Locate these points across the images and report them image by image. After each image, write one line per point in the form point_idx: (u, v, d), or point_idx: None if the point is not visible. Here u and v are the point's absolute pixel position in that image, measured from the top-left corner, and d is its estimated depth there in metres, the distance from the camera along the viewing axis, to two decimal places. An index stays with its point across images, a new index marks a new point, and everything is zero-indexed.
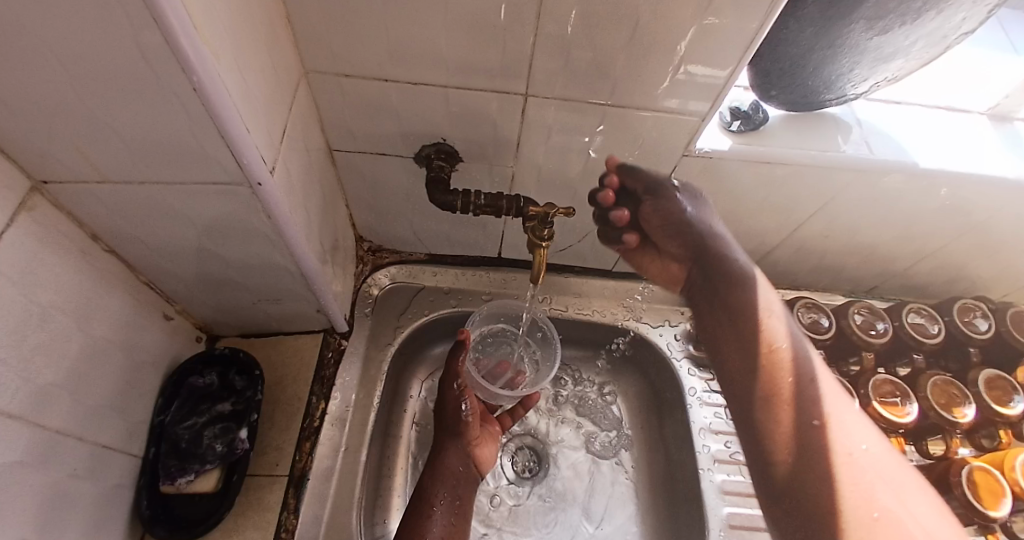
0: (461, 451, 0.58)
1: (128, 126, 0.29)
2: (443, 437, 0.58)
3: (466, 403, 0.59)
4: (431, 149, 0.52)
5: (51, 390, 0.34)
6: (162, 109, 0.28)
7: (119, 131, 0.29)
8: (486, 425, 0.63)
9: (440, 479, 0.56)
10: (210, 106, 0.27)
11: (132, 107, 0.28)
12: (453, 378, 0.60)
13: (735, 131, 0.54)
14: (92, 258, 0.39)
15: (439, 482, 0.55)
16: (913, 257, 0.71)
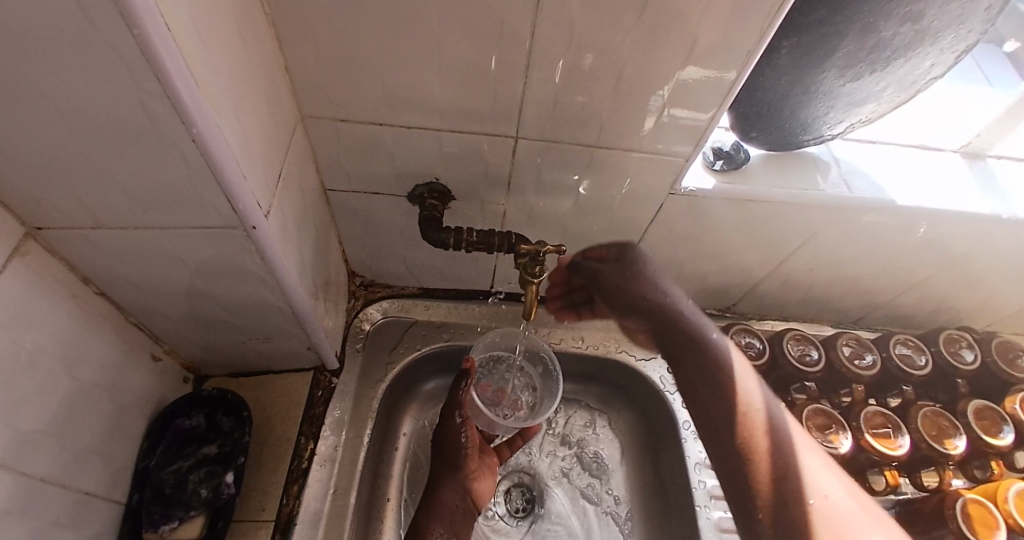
0: (457, 485, 0.58)
1: (127, 176, 0.30)
2: (440, 470, 0.58)
3: (465, 436, 0.59)
4: (423, 189, 0.53)
5: (34, 432, 0.34)
6: (162, 161, 0.29)
7: (118, 181, 0.30)
8: (485, 458, 0.63)
9: (437, 512, 0.55)
10: (209, 156, 0.28)
11: (132, 160, 0.28)
12: (455, 408, 0.60)
13: (719, 170, 0.56)
14: (82, 301, 0.39)
15: (435, 516, 0.55)
16: (897, 289, 0.73)
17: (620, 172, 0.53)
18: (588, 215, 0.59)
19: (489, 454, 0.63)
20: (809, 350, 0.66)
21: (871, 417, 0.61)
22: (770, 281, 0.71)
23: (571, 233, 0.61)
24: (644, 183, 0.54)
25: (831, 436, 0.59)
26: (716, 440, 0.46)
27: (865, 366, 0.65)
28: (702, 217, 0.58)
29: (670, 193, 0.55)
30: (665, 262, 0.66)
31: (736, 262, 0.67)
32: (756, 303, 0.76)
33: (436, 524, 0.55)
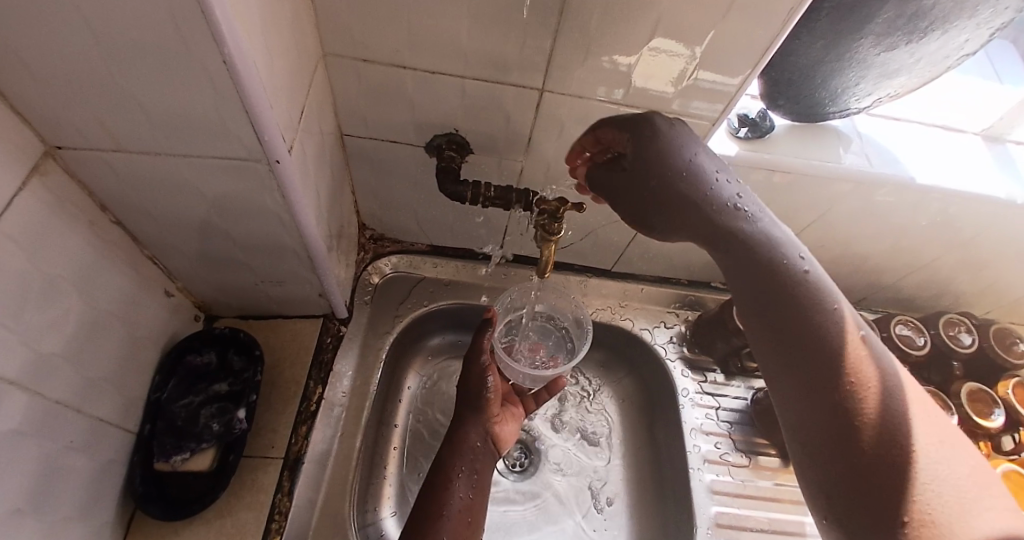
0: (482, 429, 0.55)
1: (149, 94, 0.28)
2: (464, 414, 0.56)
3: (489, 378, 0.58)
4: (442, 139, 0.52)
5: (52, 359, 0.34)
6: (187, 81, 0.27)
7: (136, 99, 0.28)
8: (506, 402, 0.61)
9: (461, 455, 0.52)
10: (238, 81, 0.27)
11: (155, 77, 0.27)
12: (478, 353, 0.59)
13: (742, 137, 0.55)
14: (99, 228, 0.38)
15: (460, 457, 0.52)
16: (902, 271, 0.73)
17: None
18: None
19: (512, 397, 0.63)
20: None
21: None
22: None
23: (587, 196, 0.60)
24: None
25: None
26: (818, 395, 0.33)
27: None
28: None
29: None
30: None
31: None
32: None
33: (461, 464, 0.52)
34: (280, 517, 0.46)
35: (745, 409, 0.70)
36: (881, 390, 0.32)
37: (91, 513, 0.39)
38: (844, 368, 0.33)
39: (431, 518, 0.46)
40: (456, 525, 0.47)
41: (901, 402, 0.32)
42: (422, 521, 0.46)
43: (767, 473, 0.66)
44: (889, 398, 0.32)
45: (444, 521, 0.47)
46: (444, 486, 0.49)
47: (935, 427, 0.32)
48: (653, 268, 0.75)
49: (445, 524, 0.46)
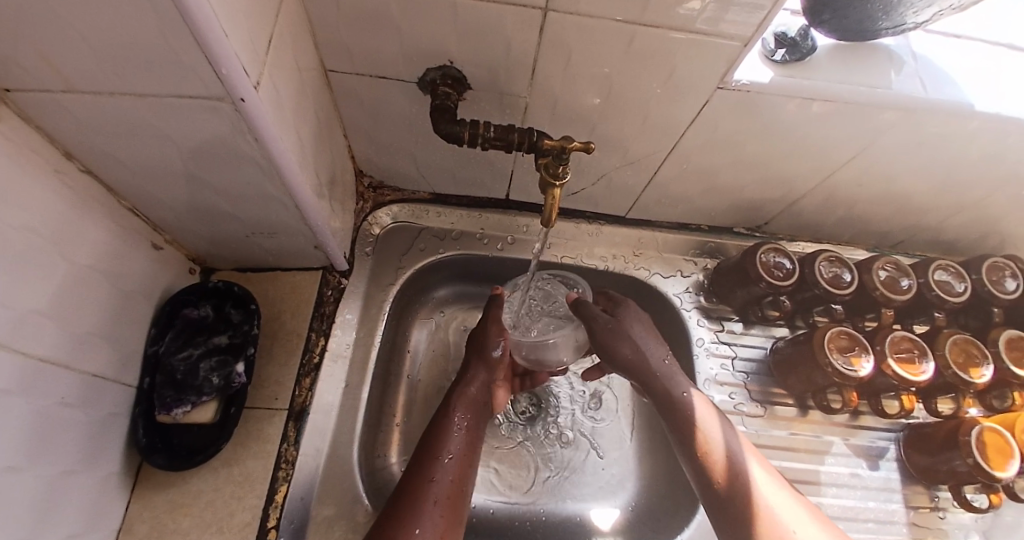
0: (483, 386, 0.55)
1: (70, 31, 0.24)
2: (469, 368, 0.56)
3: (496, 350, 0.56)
4: (435, 73, 0.47)
5: (27, 323, 0.32)
6: (108, 12, 0.23)
7: (55, 35, 0.24)
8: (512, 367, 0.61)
9: (462, 407, 0.52)
10: (184, 11, 0.23)
11: (69, 9, 0.23)
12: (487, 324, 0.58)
13: (778, 61, 0.48)
14: (67, 178, 0.35)
15: (461, 411, 0.52)
16: (945, 213, 0.67)
17: (665, 65, 0.45)
18: (619, 111, 0.51)
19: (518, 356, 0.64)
20: (842, 273, 0.62)
21: (897, 342, 0.58)
22: (809, 199, 0.65)
23: (598, 135, 0.55)
24: (689, 76, 0.46)
25: (852, 359, 0.57)
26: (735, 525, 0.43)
27: (899, 291, 0.61)
28: (751, 118, 0.51)
29: (718, 88, 0.47)
30: (697, 171, 0.61)
31: (780, 174, 0.61)
32: (789, 221, 0.71)
33: (461, 414, 0.52)
34: (288, 466, 0.48)
35: (762, 359, 0.68)
36: (735, 473, 0.45)
37: (99, 462, 0.40)
38: (714, 473, 0.46)
39: (432, 458, 0.47)
40: (457, 464, 0.47)
41: (748, 471, 0.45)
42: (422, 460, 0.47)
43: (782, 423, 0.64)
44: (736, 473, 0.45)
45: (446, 460, 0.47)
46: (443, 431, 0.50)
47: (789, 503, 0.44)
48: (670, 213, 0.70)
49: (445, 462, 0.47)
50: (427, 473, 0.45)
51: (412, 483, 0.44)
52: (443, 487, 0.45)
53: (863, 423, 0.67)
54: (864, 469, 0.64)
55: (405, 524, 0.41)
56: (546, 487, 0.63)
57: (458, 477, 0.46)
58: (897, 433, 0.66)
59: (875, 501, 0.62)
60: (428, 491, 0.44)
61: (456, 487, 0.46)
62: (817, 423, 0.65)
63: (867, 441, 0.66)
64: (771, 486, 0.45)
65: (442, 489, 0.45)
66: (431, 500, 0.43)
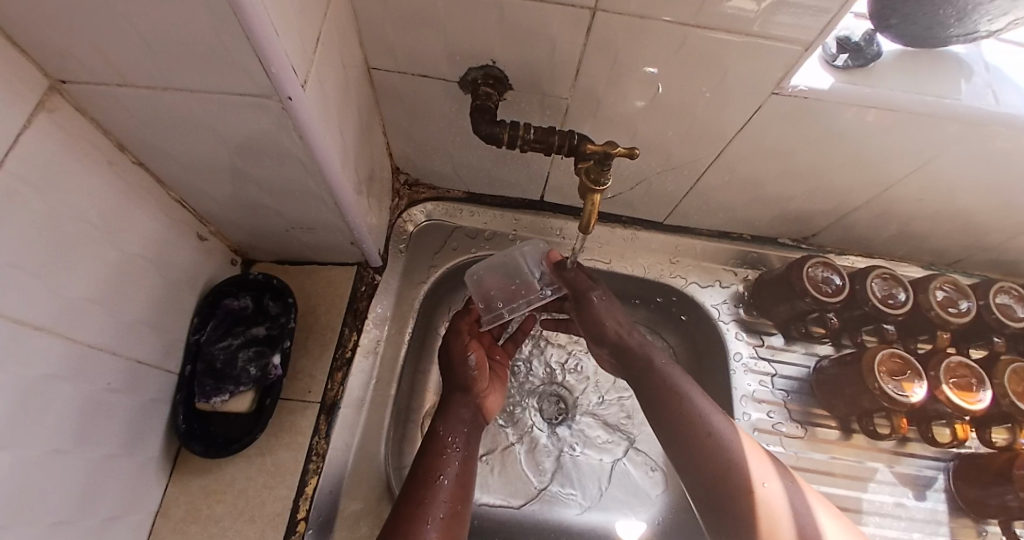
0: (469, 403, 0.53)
1: (130, 30, 0.25)
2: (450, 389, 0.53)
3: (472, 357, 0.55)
4: (477, 73, 0.46)
5: (79, 308, 0.34)
6: (167, 10, 0.23)
7: (115, 33, 0.25)
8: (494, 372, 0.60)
9: (450, 427, 0.51)
10: (240, 13, 0.23)
11: (128, 7, 0.23)
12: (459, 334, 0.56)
13: (840, 67, 0.45)
14: (119, 169, 0.36)
15: (451, 430, 0.50)
16: (1012, 232, 0.62)
17: (717, 69, 0.43)
18: (664, 116, 0.50)
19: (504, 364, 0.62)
20: (897, 292, 0.58)
21: (952, 368, 0.54)
22: (862, 212, 0.62)
23: (640, 139, 0.53)
24: (742, 80, 0.43)
25: (903, 384, 0.53)
26: None
27: (956, 313, 0.57)
28: (806, 127, 0.48)
29: (772, 93, 0.45)
30: (744, 178, 0.58)
31: (831, 185, 0.58)
32: (838, 234, 0.68)
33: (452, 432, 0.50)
34: (317, 458, 0.48)
35: (804, 377, 0.65)
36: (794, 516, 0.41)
37: (140, 446, 0.41)
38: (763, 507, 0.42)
39: (425, 481, 0.44)
40: (452, 486, 0.45)
41: (808, 507, 0.43)
42: (414, 484, 0.44)
43: (824, 446, 0.61)
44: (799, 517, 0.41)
45: (441, 482, 0.45)
46: (436, 451, 0.48)
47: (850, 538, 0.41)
48: (710, 220, 0.68)
49: (440, 484, 0.45)
50: (420, 495, 0.43)
51: (408, 508, 0.42)
52: (441, 509, 0.43)
53: (909, 450, 0.63)
54: (910, 499, 0.60)
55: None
56: (563, 494, 0.62)
57: (454, 498, 0.44)
58: (947, 462, 0.62)
59: (920, 532, 0.58)
60: (422, 515, 0.42)
61: (455, 510, 0.44)
62: (861, 448, 0.62)
63: (914, 469, 0.62)
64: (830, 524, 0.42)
65: (439, 510, 0.43)
66: (425, 522, 0.41)
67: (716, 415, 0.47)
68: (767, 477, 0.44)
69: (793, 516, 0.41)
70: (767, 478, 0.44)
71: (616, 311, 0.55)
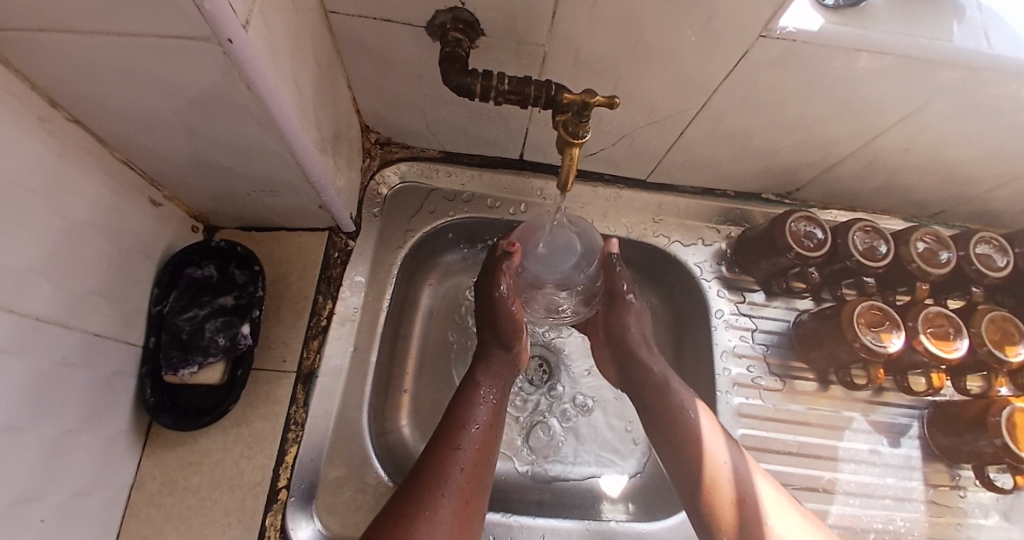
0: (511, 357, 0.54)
1: None
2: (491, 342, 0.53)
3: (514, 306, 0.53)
4: (446, 16, 0.42)
5: (20, 282, 0.31)
6: None
7: None
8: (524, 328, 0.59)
9: (488, 377, 0.52)
10: None
11: None
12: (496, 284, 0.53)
13: (830, 6, 0.42)
14: (52, 127, 0.33)
15: (490, 380, 0.51)
16: (995, 182, 0.62)
17: (703, 10, 0.39)
18: (647, 63, 0.47)
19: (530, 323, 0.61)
20: (877, 245, 0.58)
21: (930, 318, 0.55)
22: (848, 163, 0.61)
23: (622, 89, 0.51)
24: (730, 22, 0.40)
25: (881, 335, 0.54)
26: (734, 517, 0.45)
27: (938, 265, 0.57)
28: (795, 74, 0.46)
29: (760, 37, 0.42)
30: (730, 131, 0.56)
31: (818, 136, 0.56)
32: (824, 187, 0.67)
33: (489, 385, 0.51)
34: (297, 427, 0.48)
35: (784, 331, 0.65)
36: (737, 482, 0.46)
37: (106, 420, 0.40)
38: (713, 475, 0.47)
39: (457, 430, 0.45)
40: (481, 433, 0.46)
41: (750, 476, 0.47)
42: (447, 432, 0.45)
43: (801, 398, 0.63)
44: (742, 485, 0.46)
45: (470, 432, 0.45)
46: (471, 401, 0.49)
47: (784, 502, 0.46)
48: (695, 176, 0.66)
49: (470, 433, 0.45)
50: (453, 442, 0.44)
51: (436, 453, 0.43)
52: (469, 457, 0.43)
53: (885, 399, 0.65)
54: (885, 446, 0.62)
55: (430, 489, 0.40)
56: (541, 450, 0.63)
57: (483, 446, 0.45)
58: (921, 410, 0.64)
59: (893, 477, 0.61)
60: (454, 459, 0.43)
61: (483, 458, 0.45)
62: (838, 398, 0.64)
63: (888, 417, 0.64)
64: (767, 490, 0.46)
65: (468, 458, 0.43)
66: (455, 469, 0.42)
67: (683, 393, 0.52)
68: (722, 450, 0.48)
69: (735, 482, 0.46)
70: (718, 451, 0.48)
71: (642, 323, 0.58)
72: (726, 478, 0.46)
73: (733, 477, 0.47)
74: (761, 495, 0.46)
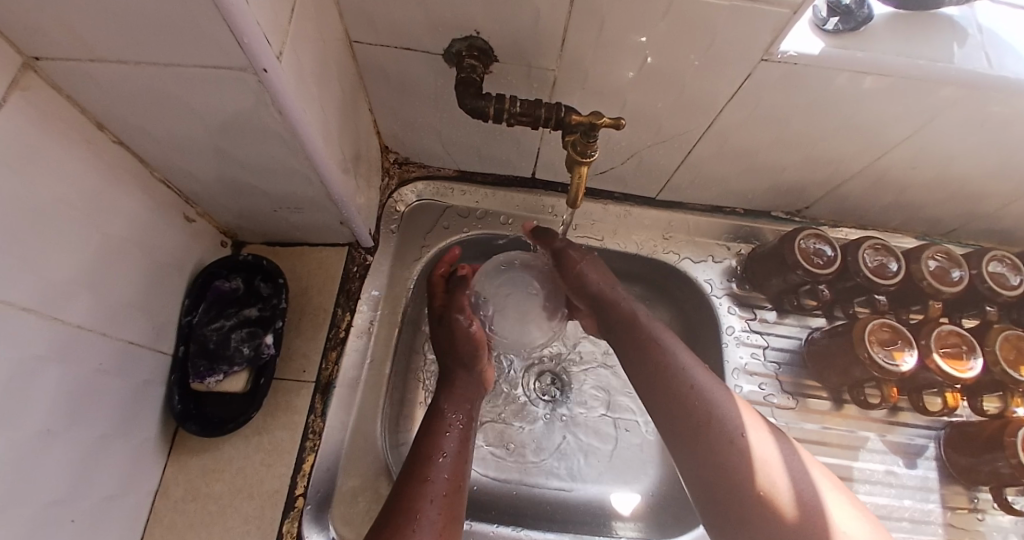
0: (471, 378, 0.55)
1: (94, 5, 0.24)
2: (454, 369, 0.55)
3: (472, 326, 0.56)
4: (462, 44, 0.45)
5: (63, 291, 0.33)
6: None
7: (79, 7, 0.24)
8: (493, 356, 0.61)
9: (453, 405, 0.52)
10: None
11: None
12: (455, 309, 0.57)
13: (830, 30, 0.44)
14: (99, 149, 0.36)
15: (454, 408, 0.52)
16: (1006, 200, 0.62)
17: (707, 35, 0.41)
18: (653, 86, 0.49)
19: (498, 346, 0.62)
20: (888, 262, 0.58)
21: (943, 336, 0.55)
22: (856, 181, 0.61)
23: (629, 110, 0.53)
24: (732, 46, 0.42)
25: (893, 353, 0.54)
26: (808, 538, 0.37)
27: (949, 283, 0.57)
28: (797, 92, 0.47)
29: (761, 60, 0.43)
30: (737, 150, 0.57)
31: (825, 155, 0.57)
32: (832, 205, 0.67)
33: (453, 412, 0.51)
34: (314, 437, 0.49)
35: (796, 349, 0.65)
36: (800, 499, 0.39)
37: (135, 426, 0.42)
38: (770, 492, 0.40)
39: (426, 460, 0.45)
40: (451, 463, 0.45)
41: (811, 486, 0.40)
42: (417, 464, 0.44)
43: (815, 416, 0.62)
44: (807, 503, 0.39)
45: (441, 461, 0.45)
46: (437, 432, 0.48)
47: (853, 514, 0.39)
48: (703, 194, 0.67)
49: (439, 463, 0.45)
50: (420, 476, 0.43)
51: (408, 484, 0.42)
52: (439, 487, 0.42)
53: (901, 419, 0.64)
54: (901, 467, 0.61)
55: (404, 522, 0.39)
56: (547, 464, 0.63)
57: (455, 474, 0.45)
58: (938, 431, 0.63)
59: (910, 500, 0.59)
60: (425, 491, 0.42)
61: (455, 486, 0.44)
62: (852, 418, 0.63)
63: (904, 438, 0.63)
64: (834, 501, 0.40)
65: (440, 487, 0.42)
66: (427, 501, 0.41)
67: (715, 394, 0.46)
68: (765, 443, 0.43)
69: (796, 494, 0.39)
70: (769, 458, 0.42)
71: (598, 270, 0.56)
72: (781, 486, 0.40)
73: (785, 474, 0.41)
74: (828, 507, 0.39)
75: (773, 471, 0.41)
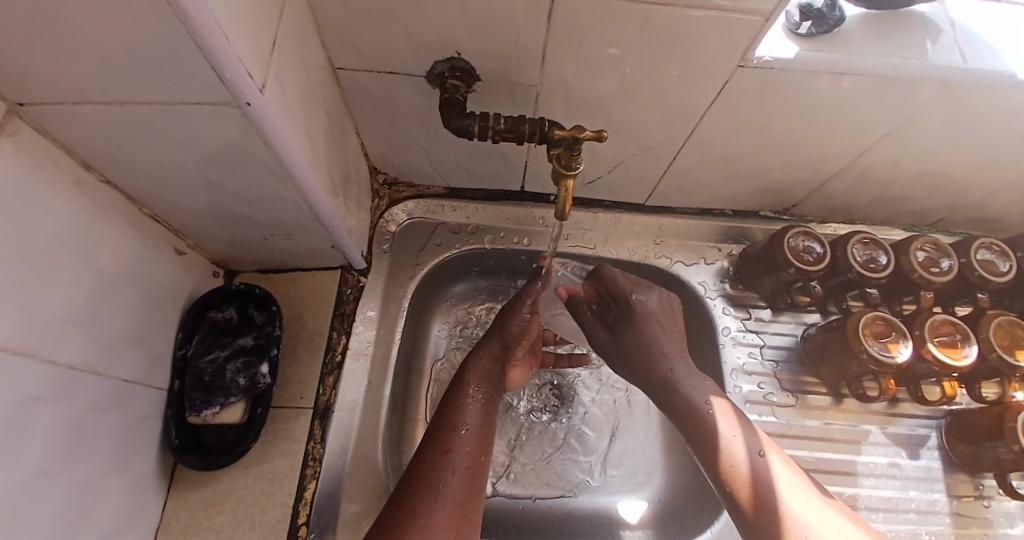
0: (495, 361, 0.55)
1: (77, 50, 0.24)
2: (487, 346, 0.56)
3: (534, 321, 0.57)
4: (444, 66, 0.45)
5: (55, 331, 0.33)
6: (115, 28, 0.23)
7: (62, 52, 0.24)
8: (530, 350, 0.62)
9: (477, 376, 0.53)
10: (191, 26, 0.23)
11: (74, 27, 0.22)
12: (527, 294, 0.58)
13: (804, 35, 0.45)
14: (86, 189, 0.36)
15: (477, 379, 0.52)
16: (988, 189, 0.63)
17: (685, 46, 0.42)
18: (635, 97, 0.49)
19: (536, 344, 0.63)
20: (877, 256, 0.59)
21: (937, 326, 0.55)
22: (840, 178, 0.62)
23: (613, 121, 0.53)
24: (709, 56, 0.43)
25: (888, 345, 0.54)
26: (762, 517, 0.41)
27: (939, 272, 0.57)
28: (776, 96, 0.48)
29: (738, 66, 0.44)
30: (722, 154, 0.58)
31: (808, 154, 0.58)
32: (819, 202, 0.68)
33: (476, 385, 0.52)
34: (314, 463, 0.49)
35: (793, 346, 0.65)
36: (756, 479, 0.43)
37: (133, 463, 0.42)
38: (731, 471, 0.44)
39: (449, 431, 0.46)
40: (473, 437, 0.46)
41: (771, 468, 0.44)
42: (441, 433, 0.46)
43: (815, 413, 0.62)
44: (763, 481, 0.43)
45: (462, 434, 0.46)
46: (461, 403, 0.49)
47: (811, 496, 0.42)
48: (692, 198, 0.68)
49: (462, 436, 0.46)
50: (443, 447, 0.44)
51: (431, 457, 0.44)
52: (461, 460, 0.44)
53: (901, 411, 0.64)
54: (904, 458, 0.61)
55: (427, 496, 0.40)
56: (549, 476, 0.62)
57: (475, 449, 0.46)
58: (938, 420, 0.63)
59: (915, 490, 0.59)
60: (446, 463, 0.43)
61: (475, 462, 0.45)
62: (852, 412, 0.63)
63: (906, 429, 0.63)
64: (794, 485, 0.43)
65: (461, 460, 0.44)
66: (450, 473, 0.42)
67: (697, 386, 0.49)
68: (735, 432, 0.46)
69: (754, 474, 0.43)
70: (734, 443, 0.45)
71: (667, 311, 0.54)
72: (741, 465, 0.44)
73: (747, 457, 0.44)
74: (783, 488, 0.42)
75: (737, 452, 0.45)
